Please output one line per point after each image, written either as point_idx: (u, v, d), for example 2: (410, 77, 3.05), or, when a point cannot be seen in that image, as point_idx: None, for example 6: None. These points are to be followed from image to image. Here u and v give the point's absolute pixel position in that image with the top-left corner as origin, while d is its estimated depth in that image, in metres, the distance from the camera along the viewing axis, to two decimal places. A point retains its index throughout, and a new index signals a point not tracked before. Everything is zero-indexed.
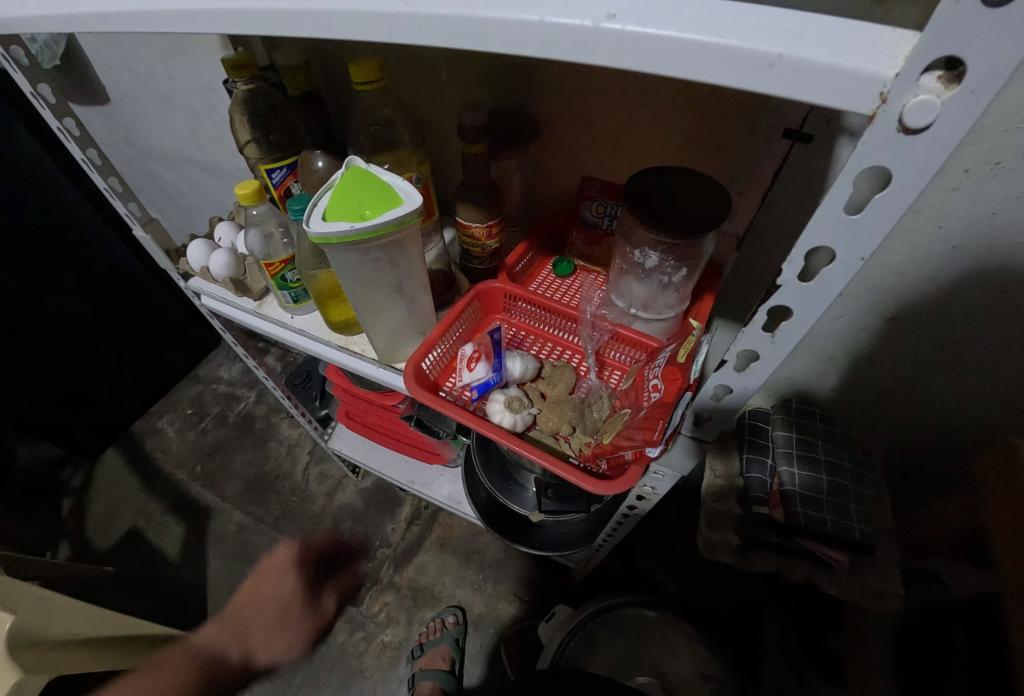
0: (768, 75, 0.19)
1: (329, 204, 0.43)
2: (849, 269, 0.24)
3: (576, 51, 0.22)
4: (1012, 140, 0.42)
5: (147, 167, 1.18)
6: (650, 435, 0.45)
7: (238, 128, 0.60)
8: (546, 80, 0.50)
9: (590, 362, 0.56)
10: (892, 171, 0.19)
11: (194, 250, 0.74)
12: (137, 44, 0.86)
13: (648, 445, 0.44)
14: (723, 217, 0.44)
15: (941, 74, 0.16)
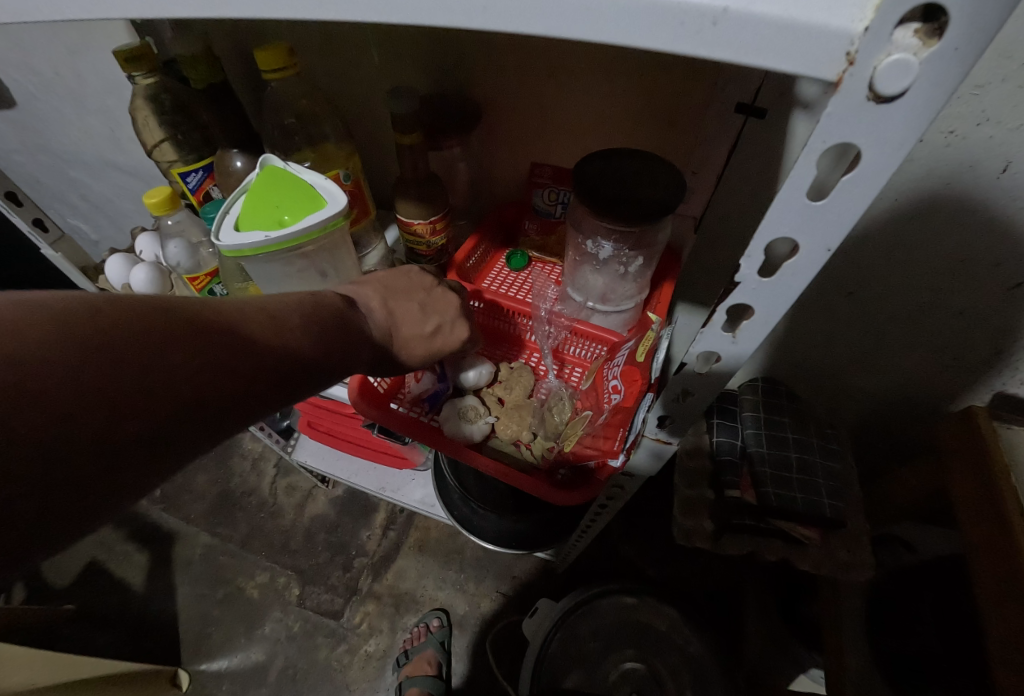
0: (713, 35, 0.16)
1: (243, 210, 0.38)
2: (814, 261, 0.21)
3: (492, 17, 0.18)
4: (964, 108, 0.41)
5: (65, 173, 1.07)
6: (611, 444, 0.45)
7: (143, 128, 0.53)
8: (484, 60, 0.46)
9: (548, 362, 0.53)
10: (861, 148, 0.17)
11: (113, 265, 0.67)
12: (30, 35, 0.77)
13: (608, 456, 0.44)
14: (679, 201, 0.41)
15: (918, 27, 0.13)
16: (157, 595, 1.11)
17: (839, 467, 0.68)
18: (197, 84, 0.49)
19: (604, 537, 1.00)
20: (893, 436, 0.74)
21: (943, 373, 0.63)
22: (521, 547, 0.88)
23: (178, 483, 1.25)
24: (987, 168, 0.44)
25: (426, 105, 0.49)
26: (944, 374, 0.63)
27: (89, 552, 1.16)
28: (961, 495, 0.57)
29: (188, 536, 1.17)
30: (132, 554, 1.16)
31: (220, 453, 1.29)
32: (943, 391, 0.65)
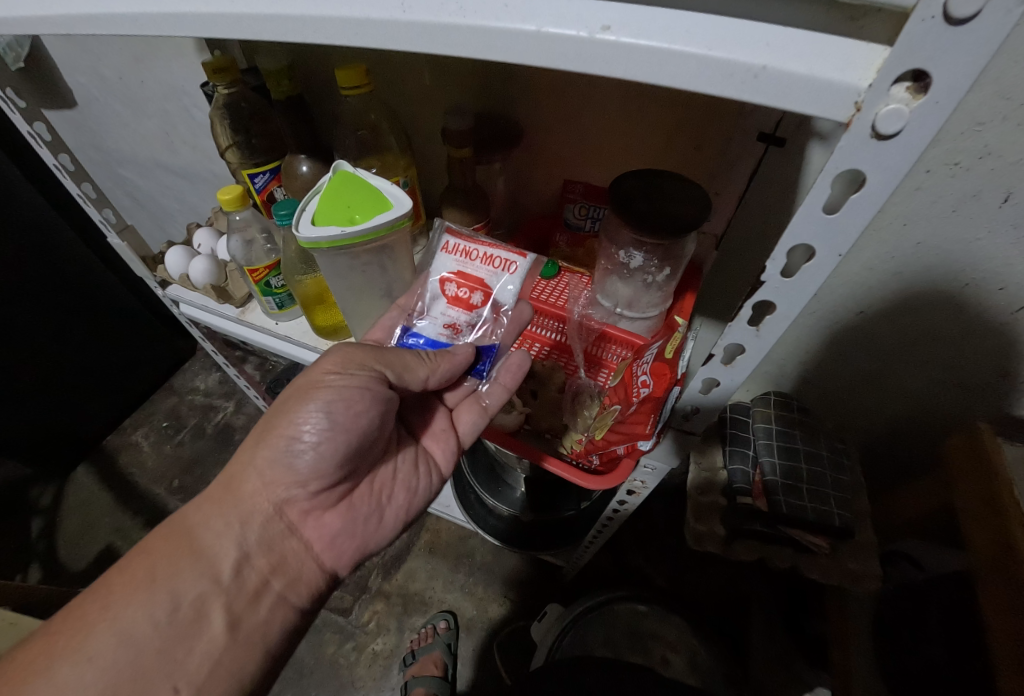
0: (754, 85, 0.20)
1: (318, 210, 0.43)
2: (828, 263, 0.26)
3: (572, 61, 0.22)
4: (968, 142, 0.45)
5: (117, 173, 1.15)
6: (642, 428, 0.50)
7: (218, 133, 0.59)
8: (528, 87, 0.51)
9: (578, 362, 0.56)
10: (867, 173, 0.21)
11: (172, 257, 0.72)
12: (106, 47, 0.84)
13: (639, 438, 0.49)
14: (705, 218, 0.45)
15: (909, 85, 0.18)
16: None
17: (848, 479, 0.71)
18: (277, 96, 0.56)
19: (612, 546, 1.02)
20: (899, 455, 0.77)
21: (947, 391, 0.66)
22: (531, 547, 0.90)
23: (195, 474, 1.23)
24: (990, 198, 0.48)
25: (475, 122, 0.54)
26: (951, 393, 0.65)
27: (105, 538, 1.14)
28: (968, 507, 0.59)
29: None
30: None
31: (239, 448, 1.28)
32: (949, 411, 0.67)
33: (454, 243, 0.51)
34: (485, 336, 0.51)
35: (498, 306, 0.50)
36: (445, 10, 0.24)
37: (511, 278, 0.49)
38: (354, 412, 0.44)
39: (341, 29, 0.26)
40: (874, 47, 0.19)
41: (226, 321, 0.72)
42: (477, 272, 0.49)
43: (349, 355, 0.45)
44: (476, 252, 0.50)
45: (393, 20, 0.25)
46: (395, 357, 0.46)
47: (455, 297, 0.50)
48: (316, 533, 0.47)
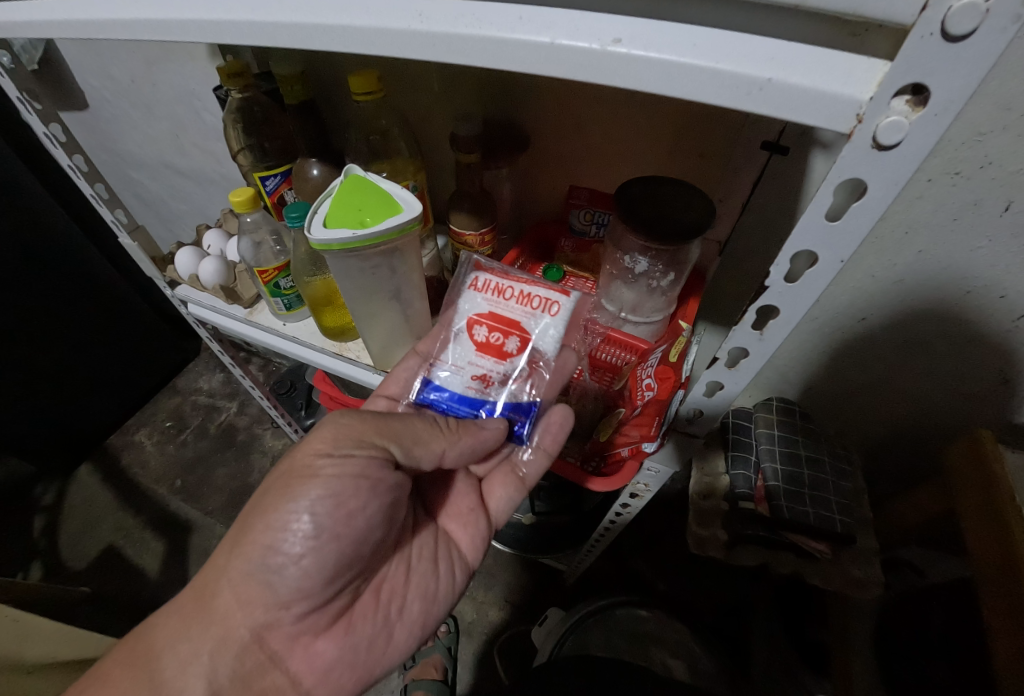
0: (760, 97, 0.21)
1: (330, 212, 0.44)
2: (830, 270, 0.26)
3: (583, 72, 0.23)
4: (968, 152, 0.46)
5: (126, 175, 1.17)
6: (646, 430, 0.50)
7: (233, 137, 0.61)
8: (536, 95, 0.52)
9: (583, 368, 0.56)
10: (868, 182, 0.22)
11: (182, 257, 0.74)
12: (119, 52, 0.85)
13: (645, 440, 0.50)
14: (709, 224, 0.46)
15: (909, 99, 0.19)
16: (170, 585, 1.07)
17: (850, 485, 0.71)
18: (290, 102, 0.57)
19: (614, 551, 1.02)
20: (901, 461, 0.77)
21: (949, 398, 0.66)
22: (535, 550, 0.91)
23: (199, 473, 1.24)
24: (990, 207, 0.49)
25: (483, 129, 0.55)
26: (952, 400, 0.66)
27: (107, 537, 1.15)
28: (968, 514, 0.59)
29: (204, 527, 1.15)
30: (149, 541, 1.14)
31: (242, 448, 1.28)
32: (950, 418, 0.68)
33: (489, 280, 0.49)
34: (518, 390, 0.48)
35: (534, 353, 0.48)
36: (459, 22, 0.25)
37: (552, 322, 0.47)
38: (343, 504, 0.41)
39: (357, 38, 0.27)
40: (875, 62, 0.20)
41: (233, 322, 0.72)
42: (513, 314, 0.47)
43: (346, 435, 0.43)
44: (514, 291, 0.48)
45: (410, 30, 0.25)
46: (404, 434, 0.44)
47: (487, 342, 0.47)
48: (304, 661, 0.44)
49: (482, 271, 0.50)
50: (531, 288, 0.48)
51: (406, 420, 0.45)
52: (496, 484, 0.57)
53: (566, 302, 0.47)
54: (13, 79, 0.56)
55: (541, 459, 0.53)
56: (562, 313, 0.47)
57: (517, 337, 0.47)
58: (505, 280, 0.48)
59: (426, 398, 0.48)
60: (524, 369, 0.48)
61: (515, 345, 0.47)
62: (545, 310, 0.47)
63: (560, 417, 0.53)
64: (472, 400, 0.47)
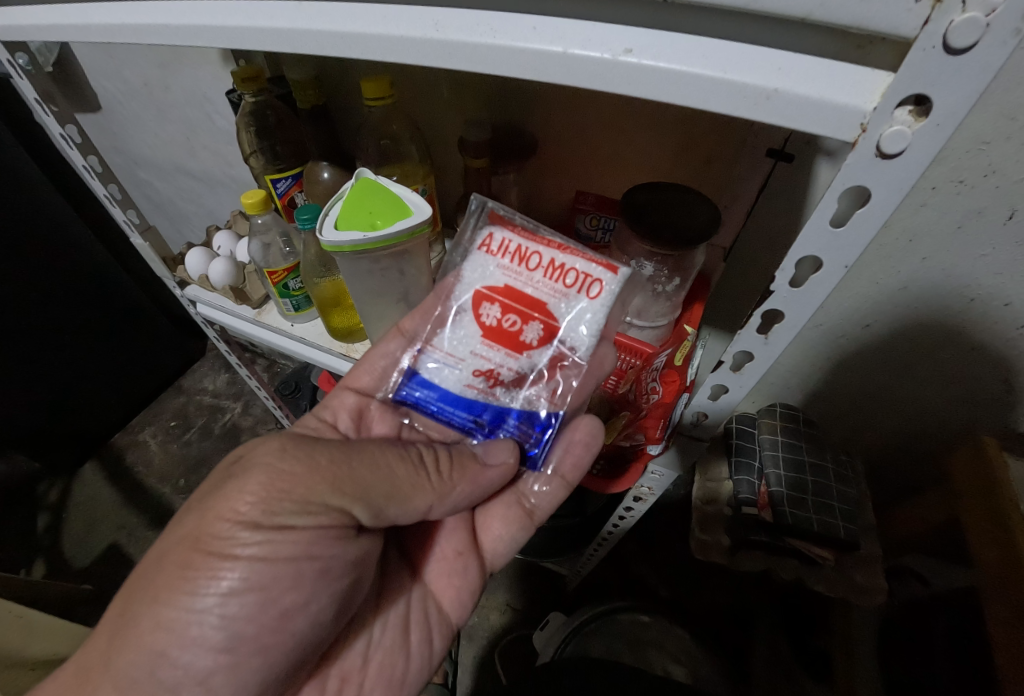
0: (767, 106, 0.21)
1: (340, 215, 0.45)
2: (834, 275, 0.27)
3: (593, 80, 0.24)
4: (973, 160, 0.46)
5: (137, 176, 1.18)
6: (652, 432, 0.51)
7: (245, 140, 0.62)
8: (543, 102, 0.53)
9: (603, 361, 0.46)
10: (872, 190, 0.23)
11: (192, 258, 0.75)
12: (134, 56, 0.87)
13: (651, 443, 0.51)
14: (714, 230, 0.47)
15: (911, 109, 0.20)
16: None
17: (854, 492, 0.71)
18: (302, 106, 0.58)
19: (616, 556, 1.00)
20: (906, 468, 0.76)
21: (953, 406, 0.66)
22: (536, 553, 0.91)
23: (202, 473, 1.24)
24: (994, 215, 0.49)
25: (492, 134, 0.56)
26: (956, 407, 0.66)
27: (110, 535, 1.16)
28: (973, 522, 0.59)
29: None
30: (152, 540, 1.14)
31: None
32: (955, 425, 0.68)
33: (514, 243, 0.43)
34: (533, 397, 0.45)
35: (559, 346, 0.43)
36: (473, 30, 0.25)
37: (587, 306, 0.42)
38: (275, 597, 0.37)
39: (373, 44, 0.28)
40: (879, 73, 0.21)
41: (242, 322, 0.73)
42: (539, 291, 0.42)
43: (285, 497, 0.36)
44: (543, 261, 0.42)
45: (425, 38, 0.26)
46: (373, 493, 0.38)
47: (499, 327, 0.43)
48: None
49: (503, 230, 0.44)
50: (567, 259, 0.42)
51: (377, 467, 0.39)
52: (497, 511, 0.53)
53: (609, 284, 0.42)
54: (31, 81, 0.57)
55: (562, 488, 0.50)
56: (602, 298, 0.42)
57: (537, 323, 0.42)
58: (533, 244, 0.42)
59: (414, 395, 0.46)
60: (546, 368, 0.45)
61: (535, 332, 0.43)
62: (580, 290, 0.42)
63: (585, 436, 0.47)
64: (469, 402, 0.44)
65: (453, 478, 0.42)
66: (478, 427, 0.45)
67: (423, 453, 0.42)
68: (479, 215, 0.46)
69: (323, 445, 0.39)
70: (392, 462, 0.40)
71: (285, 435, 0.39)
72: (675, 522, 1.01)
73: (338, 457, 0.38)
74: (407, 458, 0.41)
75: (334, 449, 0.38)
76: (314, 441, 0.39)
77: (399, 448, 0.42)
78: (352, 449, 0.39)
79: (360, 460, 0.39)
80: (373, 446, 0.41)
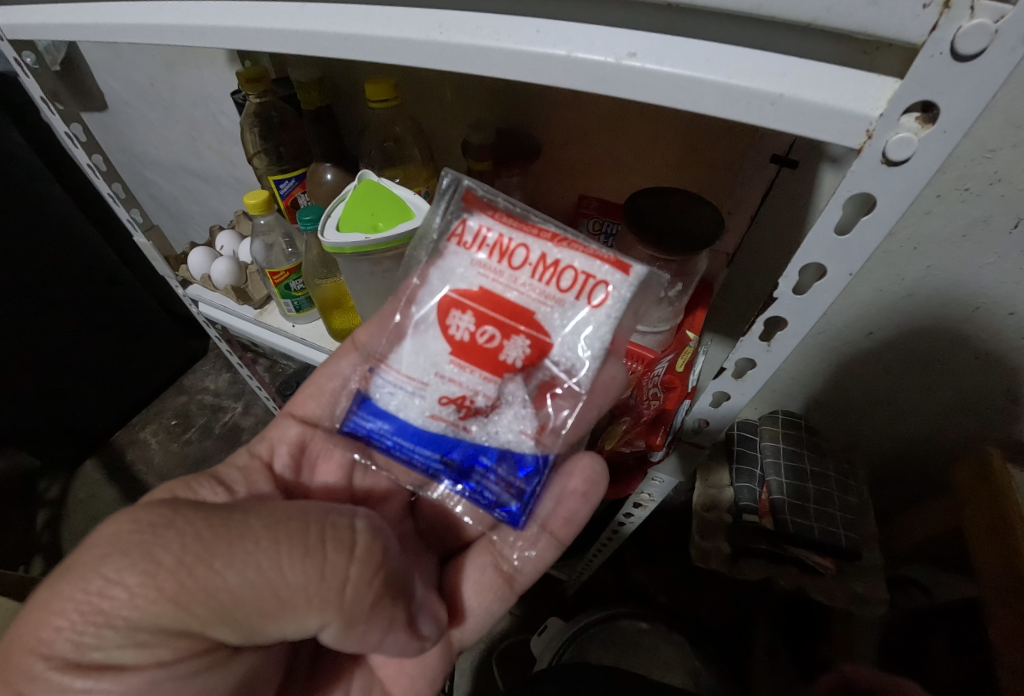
0: (772, 112, 0.21)
1: (342, 216, 0.45)
2: (838, 283, 0.27)
3: (597, 83, 0.24)
4: (979, 168, 0.46)
5: (141, 174, 1.19)
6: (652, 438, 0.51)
7: (248, 141, 0.62)
8: (547, 106, 0.53)
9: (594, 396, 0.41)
10: (877, 197, 0.23)
11: (194, 257, 0.75)
12: (140, 56, 0.87)
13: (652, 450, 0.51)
14: (718, 236, 0.47)
15: (918, 116, 0.20)
16: None
17: (856, 501, 0.70)
18: (306, 107, 0.58)
19: (615, 560, 0.99)
20: (909, 476, 0.76)
21: (956, 414, 0.66)
22: None
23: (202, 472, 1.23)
24: (1000, 224, 0.49)
25: (496, 138, 0.56)
26: (959, 416, 0.65)
27: None
28: (975, 533, 0.59)
29: None
30: None
31: None
32: (959, 435, 0.67)
33: (496, 234, 0.38)
34: (516, 433, 0.41)
35: (555, 375, 0.40)
36: (476, 33, 0.25)
37: (589, 315, 0.38)
38: None
39: (378, 46, 0.28)
40: (885, 79, 0.20)
41: (244, 322, 0.73)
42: (526, 294, 0.37)
43: (107, 624, 0.28)
44: (530, 256, 0.37)
45: (428, 40, 0.26)
46: (245, 609, 0.28)
47: (475, 342, 0.38)
48: None
49: (483, 217, 0.39)
50: (563, 255, 0.37)
51: (254, 573, 0.28)
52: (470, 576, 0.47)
53: (619, 290, 0.37)
54: (37, 80, 0.57)
55: (550, 548, 0.45)
56: (607, 307, 0.37)
57: (522, 337, 0.38)
58: (517, 237, 0.37)
59: (365, 426, 0.41)
60: (535, 392, 0.41)
61: (520, 349, 0.38)
62: (581, 296, 0.37)
63: (581, 486, 0.42)
64: (434, 440, 0.40)
65: (365, 609, 0.31)
66: (445, 467, 0.41)
67: (344, 555, 0.30)
68: (452, 195, 0.41)
69: (178, 531, 0.28)
70: (284, 570, 0.28)
71: (121, 519, 0.30)
72: (675, 528, 1.00)
73: (189, 561, 0.28)
74: (313, 562, 0.29)
75: (182, 547, 0.28)
76: (170, 521, 0.29)
77: (313, 538, 0.30)
78: (226, 538, 0.28)
79: (223, 561, 0.28)
80: (265, 531, 0.29)
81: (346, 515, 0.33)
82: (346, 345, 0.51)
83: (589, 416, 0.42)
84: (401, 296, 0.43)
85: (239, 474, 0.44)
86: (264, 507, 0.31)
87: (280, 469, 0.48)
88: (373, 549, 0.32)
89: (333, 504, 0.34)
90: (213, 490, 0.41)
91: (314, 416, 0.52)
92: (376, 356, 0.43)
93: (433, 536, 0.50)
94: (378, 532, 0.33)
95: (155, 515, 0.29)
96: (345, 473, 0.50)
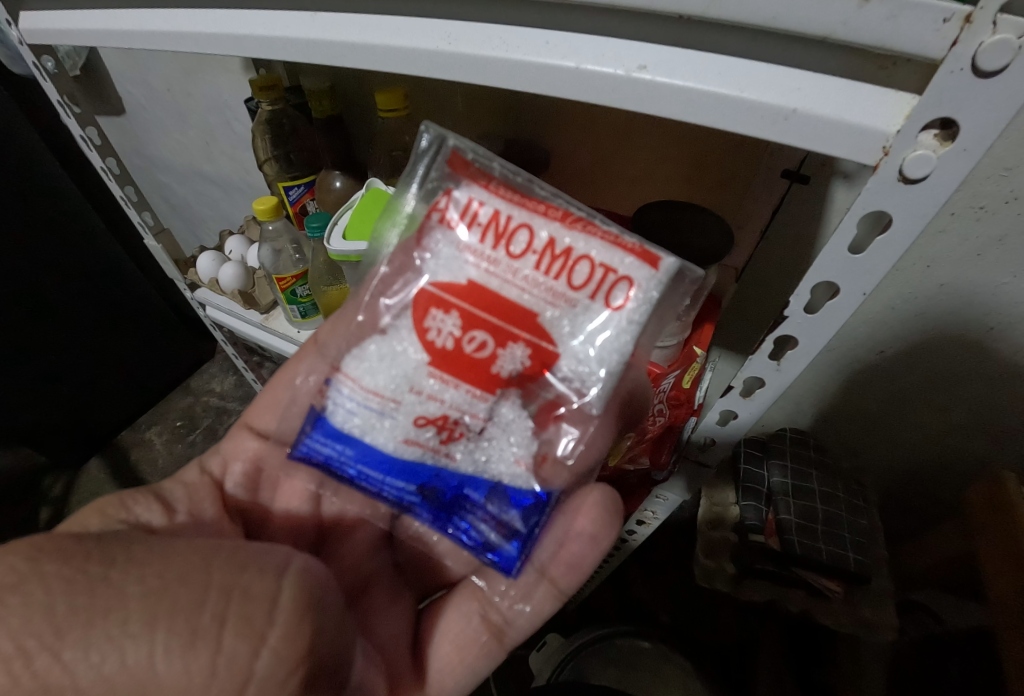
0: (783, 126, 0.21)
1: (350, 224, 0.48)
2: (852, 301, 0.27)
3: (607, 96, 0.23)
4: (996, 186, 0.45)
5: (156, 178, 1.20)
6: (656, 454, 0.53)
7: (259, 147, 0.63)
8: (556, 117, 0.52)
9: (598, 411, 0.39)
10: (894, 215, 0.23)
11: (204, 261, 0.75)
12: (158, 62, 0.89)
13: (656, 466, 0.53)
14: (724, 250, 0.46)
15: (937, 132, 0.20)
16: None
17: (864, 522, 0.69)
18: (318, 115, 0.59)
19: (616, 573, 0.97)
20: (920, 497, 0.74)
21: (971, 435, 0.64)
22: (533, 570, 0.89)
23: None
24: (1015, 243, 0.48)
25: (506, 149, 0.56)
26: (971, 436, 0.64)
27: None
28: (987, 557, 0.57)
29: None
30: None
31: None
32: (974, 456, 0.66)
33: (490, 211, 0.36)
34: (511, 463, 0.40)
35: (562, 395, 0.39)
36: (483, 46, 0.25)
37: (609, 318, 0.37)
38: None
39: (386, 57, 0.28)
40: (902, 97, 0.20)
41: (250, 326, 0.73)
42: (529, 288, 0.36)
43: None
44: (534, 241, 0.36)
45: (435, 51, 0.26)
46: None
47: (459, 349, 0.37)
48: None
49: (474, 189, 0.37)
50: (575, 244, 0.36)
51: (114, 668, 0.25)
52: (454, 626, 0.46)
53: (644, 288, 0.36)
54: (55, 82, 0.58)
55: (549, 597, 0.43)
56: (628, 309, 0.36)
57: (523, 346, 0.37)
58: (517, 216, 0.36)
59: (325, 451, 0.41)
60: (536, 414, 0.41)
61: (518, 359, 0.37)
62: (599, 295, 0.36)
63: (588, 531, 0.42)
64: (411, 470, 0.40)
65: None
66: (422, 498, 0.41)
67: (252, 643, 0.27)
68: (435, 154, 0.39)
69: (31, 596, 0.26)
70: (157, 665, 0.25)
71: None
72: (681, 545, 0.98)
73: (31, 648, 0.25)
74: (198, 655, 0.26)
75: (20, 627, 0.26)
76: (21, 583, 0.27)
77: (206, 620, 0.26)
78: (87, 617, 0.26)
79: (74, 651, 0.25)
80: (138, 610, 0.26)
81: (271, 576, 0.30)
82: (306, 347, 0.51)
83: (597, 442, 0.41)
84: (368, 293, 0.42)
85: (185, 493, 0.44)
86: (152, 568, 0.28)
87: (232, 490, 0.48)
88: (293, 636, 0.28)
89: (261, 557, 0.31)
90: (149, 508, 0.41)
91: (271, 429, 0.51)
92: (336, 365, 0.41)
93: (412, 571, 0.51)
94: (309, 606, 0.30)
95: (8, 572, 0.27)
96: (310, 500, 0.49)
